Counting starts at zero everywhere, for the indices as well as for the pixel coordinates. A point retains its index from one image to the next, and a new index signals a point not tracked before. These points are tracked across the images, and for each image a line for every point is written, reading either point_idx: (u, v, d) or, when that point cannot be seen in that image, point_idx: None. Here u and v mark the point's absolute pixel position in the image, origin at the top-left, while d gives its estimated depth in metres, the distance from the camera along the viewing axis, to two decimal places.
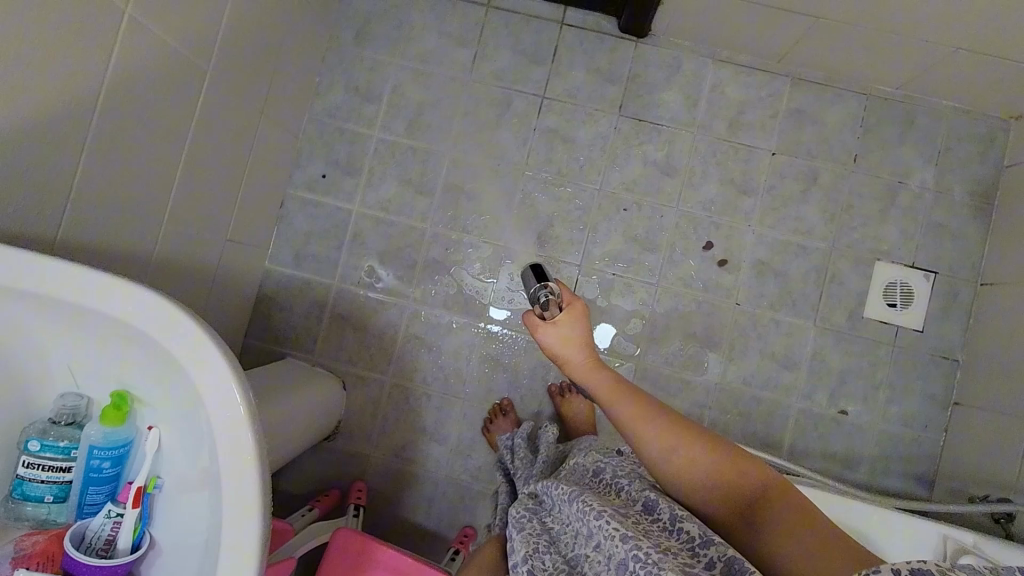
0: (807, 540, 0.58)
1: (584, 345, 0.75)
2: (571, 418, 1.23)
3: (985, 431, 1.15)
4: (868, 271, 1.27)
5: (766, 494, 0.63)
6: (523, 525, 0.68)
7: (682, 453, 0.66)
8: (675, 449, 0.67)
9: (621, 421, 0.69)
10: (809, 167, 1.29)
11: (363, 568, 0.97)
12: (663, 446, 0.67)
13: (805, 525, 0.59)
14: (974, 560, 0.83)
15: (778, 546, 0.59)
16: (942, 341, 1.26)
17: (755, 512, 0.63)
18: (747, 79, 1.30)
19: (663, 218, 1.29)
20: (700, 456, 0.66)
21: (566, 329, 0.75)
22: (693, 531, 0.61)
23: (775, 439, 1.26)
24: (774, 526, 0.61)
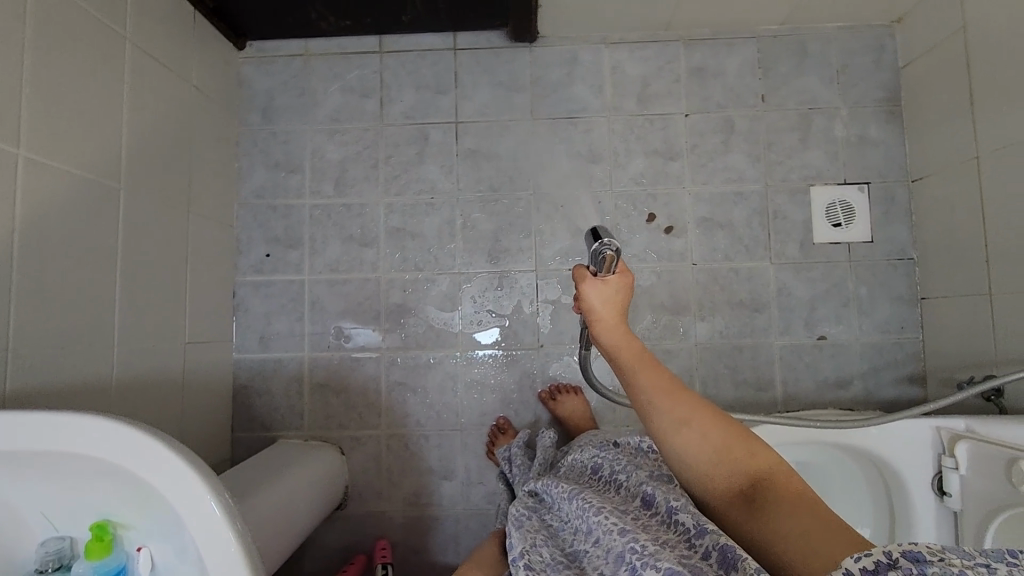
0: (810, 526, 0.54)
1: (619, 307, 0.74)
2: (567, 419, 1.25)
3: (955, 317, 1.18)
4: (806, 199, 1.31)
5: (775, 477, 0.59)
6: (526, 525, 0.71)
7: (695, 423, 0.64)
8: (688, 417, 0.64)
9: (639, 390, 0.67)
10: (722, 118, 1.33)
11: None
12: (677, 415, 0.64)
13: (812, 511, 0.55)
14: (969, 446, 0.86)
15: (777, 530, 0.55)
16: (893, 245, 1.29)
17: (759, 493, 0.59)
18: (642, 52, 1.34)
19: (601, 204, 1.32)
20: (712, 428, 0.63)
21: (609, 287, 0.73)
22: (687, 520, 0.61)
23: (766, 382, 1.28)
24: (777, 508, 0.57)
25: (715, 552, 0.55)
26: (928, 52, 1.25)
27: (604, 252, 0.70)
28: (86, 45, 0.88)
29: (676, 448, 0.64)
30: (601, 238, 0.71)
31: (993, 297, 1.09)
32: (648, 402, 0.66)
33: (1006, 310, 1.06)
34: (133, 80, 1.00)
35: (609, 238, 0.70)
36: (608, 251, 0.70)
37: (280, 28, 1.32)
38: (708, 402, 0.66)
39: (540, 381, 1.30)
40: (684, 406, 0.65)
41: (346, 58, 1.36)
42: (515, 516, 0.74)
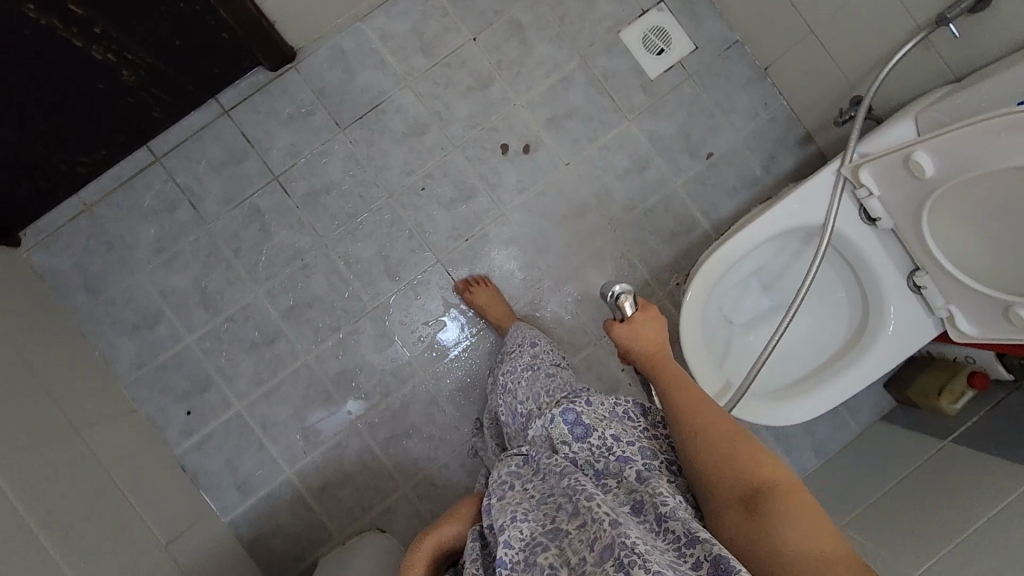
0: (810, 544, 0.54)
1: (653, 342, 0.78)
2: (482, 307, 1.22)
3: (799, 67, 1.21)
4: (622, 46, 1.29)
5: (778, 491, 0.59)
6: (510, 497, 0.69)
7: (710, 426, 0.66)
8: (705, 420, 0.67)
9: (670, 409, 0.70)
10: (506, 20, 1.28)
11: None
12: (696, 422, 0.67)
13: (815, 532, 0.55)
14: (873, 166, 0.83)
15: (772, 538, 0.56)
16: (716, 38, 1.30)
17: (759, 499, 0.59)
18: (396, 6, 1.26)
19: (454, 165, 1.27)
20: (727, 435, 0.65)
21: (647, 319, 0.79)
22: (678, 529, 0.59)
23: (691, 221, 1.29)
24: (778, 518, 0.56)
25: (706, 563, 0.55)
26: None
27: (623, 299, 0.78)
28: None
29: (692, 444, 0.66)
30: (618, 288, 0.78)
31: (813, 31, 1.12)
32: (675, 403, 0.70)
33: (829, 35, 1.09)
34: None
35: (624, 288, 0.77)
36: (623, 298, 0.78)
37: (39, 197, 1.17)
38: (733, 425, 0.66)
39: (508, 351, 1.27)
40: (706, 412, 0.67)
41: (128, 186, 1.23)
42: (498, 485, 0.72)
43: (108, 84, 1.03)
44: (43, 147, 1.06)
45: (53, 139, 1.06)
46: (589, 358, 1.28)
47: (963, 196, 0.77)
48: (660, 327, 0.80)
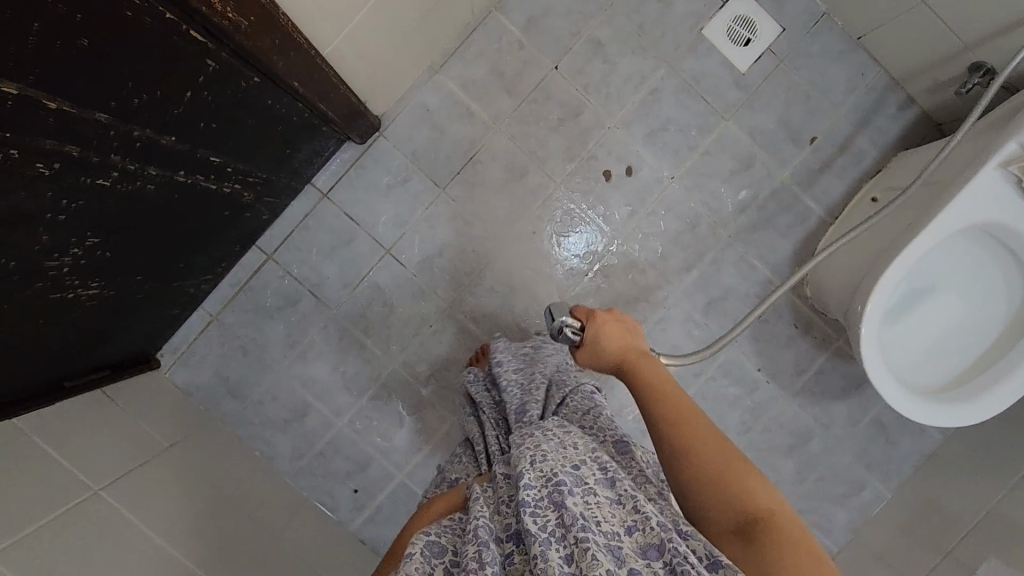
0: None
1: (627, 345, 0.74)
2: None
3: (902, 37, 1.15)
4: (707, 44, 1.23)
5: (777, 522, 0.54)
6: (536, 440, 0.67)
7: (696, 439, 0.60)
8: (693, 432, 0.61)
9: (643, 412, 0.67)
10: (585, 41, 1.22)
11: None
12: (680, 433, 0.61)
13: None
14: None
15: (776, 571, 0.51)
16: (803, 14, 1.23)
17: (755, 534, 0.53)
18: (469, 50, 1.21)
19: (558, 202, 1.25)
20: (717, 453, 0.59)
21: (605, 324, 0.75)
22: (699, 548, 0.55)
23: (804, 210, 1.27)
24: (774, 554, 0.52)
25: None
26: None
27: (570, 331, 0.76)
28: (81, 538, 0.76)
29: (683, 461, 0.59)
30: (565, 318, 0.76)
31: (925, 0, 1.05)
32: (657, 413, 0.64)
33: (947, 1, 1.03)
34: (137, 511, 0.86)
35: (567, 320, 0.75)
36: (570, 326, 0.75)
37: (173, 323, 1.18)
38: (718, 431, 0.62)
39: None
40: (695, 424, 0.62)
41: (248, 289, 1.23)
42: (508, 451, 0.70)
43: (231, 209, 1.00)
44: (178, 282, 1.05)
45: (185, 273, 1.05)
46: (724, 364, 1.29)
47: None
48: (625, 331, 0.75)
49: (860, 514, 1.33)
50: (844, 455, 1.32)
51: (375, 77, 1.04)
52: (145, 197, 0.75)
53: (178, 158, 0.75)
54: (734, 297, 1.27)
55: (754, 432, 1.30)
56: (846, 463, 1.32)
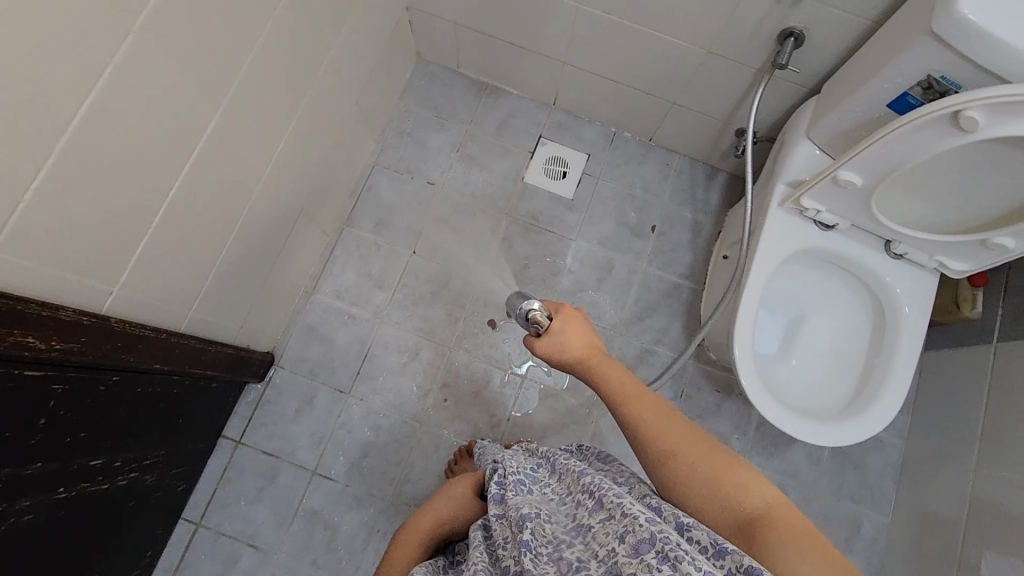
0: (817, 562, 0.49)
1: (590, 338, 0.72)
2: None
3: (679, 131, 1.36)
4: (533, 187, 1.42)
5: (772, 512, 0.55)
6: (527, 495, 0.66)
7: (680, 445, 0.62)
8: (675, 438, 0.62)
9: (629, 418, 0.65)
10: (431, 223, 1.38)
11: None
12: (669, 443, 0.62)
13: (828, 556, 0.50)
14: (813, 198, 0.96)
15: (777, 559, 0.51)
16: (600, 140, 1.45)
17: (756, 526, 0.54)
18: (335, 266, 1.35)
19: (459, 363, 1.31)
20: (709, 456, 0.61)
21: (572, 320, 0.73)
22: (704, 538, 0.53)
23: (675, 286, 1.38)
24: (788, 546, 0.51)
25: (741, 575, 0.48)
26: (458, 52, 1.40)
27: (537, 316, 0.73)
28: None
29: (677, 465, 0.61)
30: (533, 304, 0.73)
31: (676, 104, 1.27)
32: (639, 418, 0.65)
33: (691, 99, 1.24)
34: None
35: (537, 303, 0.73)
36: (538, 313, 0.73)
37: None
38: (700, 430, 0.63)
39: None
40: (681, 430, 0.63)
41: (185, 567, 1.18)
42: (503, 492, 0.68)
43: (135, 496, 1.00)
44: None
45: None
46: None
47: (907, 182, 0.87)
48: (586, 327, 0.73)
49: (875, 552, 1.26)
50: (825, 495, 1.29)
51: (246, 322, 1.13)
52: (25, 528, 0.75)
53: (52, 477, 0.77)
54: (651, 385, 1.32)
55: None
56: (833, 504, 1.28)
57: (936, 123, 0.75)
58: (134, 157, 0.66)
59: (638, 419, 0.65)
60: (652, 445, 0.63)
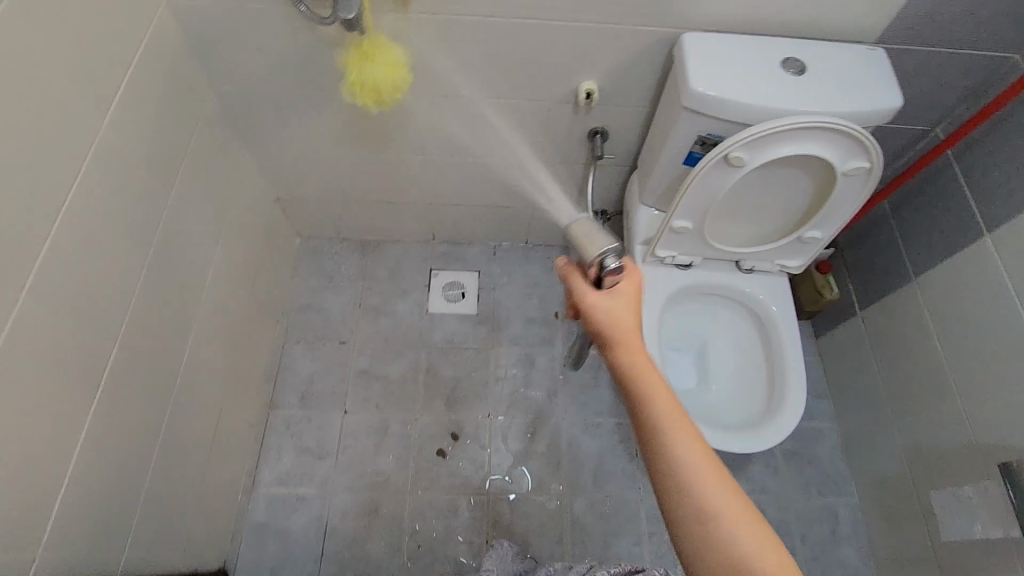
0: None
1: (620, 314, 0.64)
2: None
3: (546, 228, 1.55)
4: (439, 315, 1.52)
5: None
6: None
7: (702, 487, 0.54)
8: (697, 477, 0.55)
9: (653, 416, 0.58)
10: (355, 379, 1.42)
11: None
12: (698, 470, 0.55)
13: None
14: (664, 249, 1.13)
15: None
16: (484, 256, 1.60)
17: None
18: (271, 453, 1.33)
19: (421, 504, 1.29)
20: (741, 519, 0.53)
21: (630, 281, 0.65)
22: None
23: (594, 359, 1.48)
24: None
25: None
26: (334, 222, 1.53)
27: (603, 270, 0.63)
28: None
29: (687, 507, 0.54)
30: (609, 255, 0.62)
31: (534, 208, 1.46)
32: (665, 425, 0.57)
33: (544, 201, 1.43)
34: None
35: (617, 258, 0.62)
36: (612, 264, 0.62)
37: None
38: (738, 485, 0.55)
39: None
40: (715, 478, 0.55)
41: None
42: None
43: None
44: None
45: None
46: (650, 514, 1.31)
47: (723, 214, 1.06)
48: (620, 304, 0.65)
49: (862, 536, 1.31)
50: (798, 499, 1.35)
51: (188, 543, 1.07)
52: None
53: None
54: (607, 456, 1.37)
55: None
56: (807, 504, 1.34)
57: (718, 167, 0.94)
58: (36, 411, 0.67)
59: (667, 437, 0.57)
60: (665, 469, 0.56)
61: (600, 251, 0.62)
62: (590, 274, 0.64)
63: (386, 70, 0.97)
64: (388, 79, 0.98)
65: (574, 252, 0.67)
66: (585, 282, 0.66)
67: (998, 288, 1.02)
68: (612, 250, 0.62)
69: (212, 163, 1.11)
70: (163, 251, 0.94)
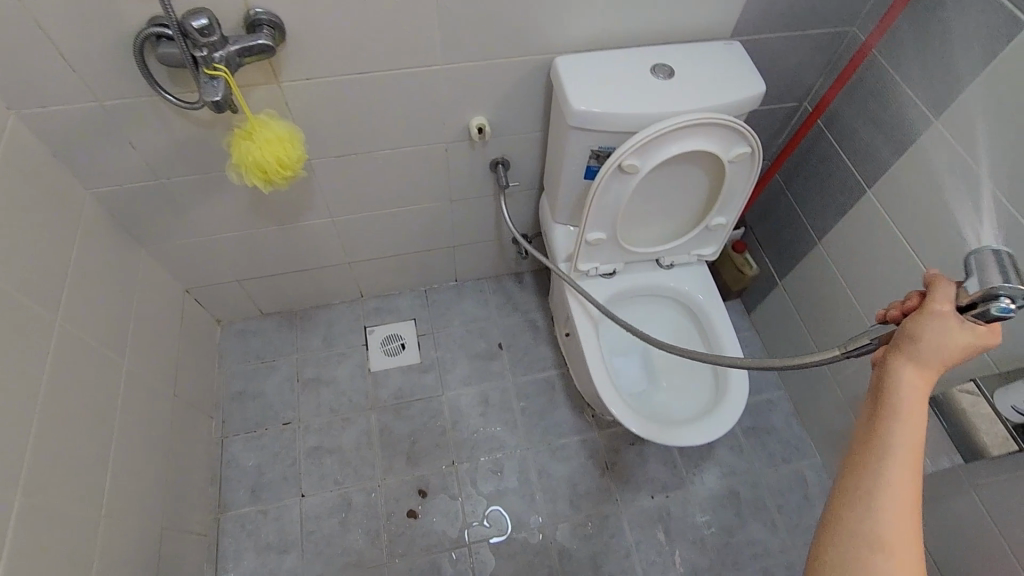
0: None
1: (958, 353, 0.54)
2: None
3: (471, 263, 1.55)
4: (382, 371, 1.47)
5: None
6: None
7: (895, 497, 0.52)
8: (896, 486, 0.53)
9: (893, 421, 0.55)
10: (305, 458, 1.35)
11: None
12: (899, 498, 0.52)
13: None
14: (585, 262, 1.15)
15: None
16: (416, 302, 1.58)
17: None
18: (229, 560, 1.23)
19: (400, 574, 1.23)
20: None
21: (961, 334, 0.54)
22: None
23: (546, 380, 1.48)
24: None
25: None
26: (254, 301, 1.47)
27: (983, 305, 0.53)
28: None
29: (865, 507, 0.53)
30: (1005, 293, 0.52)
31: (455, 245, 1.46)
32: (902, 443, 0.54)
33: (463, 237, 1.43)
34: None
35: (1013, 303, 0.52)
36: (1003, 301, 0.52)
37: None
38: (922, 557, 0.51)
39: None
40: (916, 518, 0.52)
41: None
42: None
43: None
44: None
45: None
46: (632, 522, 1.31)
47: (631, 219, 1.09)
48: (964, 346, 0.54)
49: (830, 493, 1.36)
50: (765, 472, 1.38)
51: None
52: None
53: None
54: (578, 475, 1.36)
55: (707, 534, 1.30)
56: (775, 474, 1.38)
57: (614, 176, 0.97)
58: None
59: (898, 423, 0.54)
60: (867, 459, 0.55)
61: (992, 288, 0.53)
62: (964, 300, 0.55)
63: (267, 145, 0.91)
64: (270, 154, 0.91)
65: (974, 277, 0.57)
66: (951, 296, 0.56)
67: (887, 237, 1.10)
68: (1012, 297, 0.52)
69: (100, 271, 1.04)
70: (48, 376, 0.86)
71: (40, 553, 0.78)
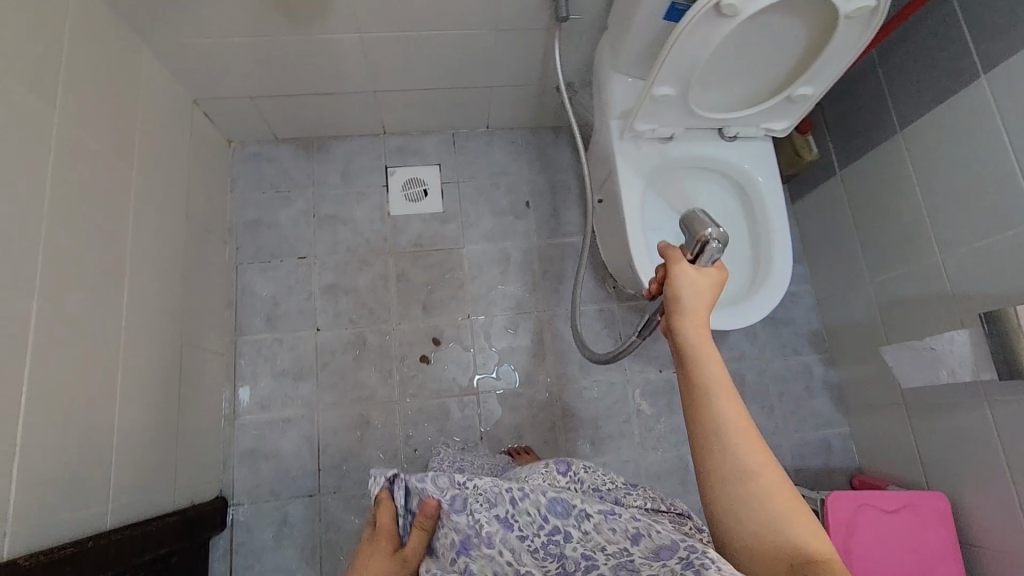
0: None
1: (704, 292, 0.64)
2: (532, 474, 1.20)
3: (507, 109, 1.40)
4: (402, 216, 1.40)
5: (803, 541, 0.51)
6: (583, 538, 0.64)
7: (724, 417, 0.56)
8: (723, 410, 0.57)
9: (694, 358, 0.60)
10: (321, 294, 1.34)
11: (852, 526, 1.06)
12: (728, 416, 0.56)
13: None
14: (644, 122, 1.03)
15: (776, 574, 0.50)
16: (442, 147, 1.46)
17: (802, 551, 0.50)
18: (246, 379, 1.27)
19: (410, 411, 1.28)
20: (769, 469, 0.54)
21: (700, 273, 0.65)
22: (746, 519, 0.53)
23: (570, 246, 1.42)
24: None
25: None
26: (268, 123, 1.35)
27: (704, 251, 0.64)
28: None
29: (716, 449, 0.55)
30: (711, 230, 0.64)
31: (493, 86, 1.31)
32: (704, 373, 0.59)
33: (503, 78, 1.27)
34: None
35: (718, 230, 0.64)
36: (713, 234, 0.63)
37: None
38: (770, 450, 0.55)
39: (595, 460, 1.30)
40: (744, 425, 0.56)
41: None
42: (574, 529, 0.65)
43: None
44: None
45: None
46: (637, 392, 1.34)
47: (707, 76, 0.95)
48: (707, 287, 0.65)
49: (833, 387, 1.39)
50: (774, 361, 1.40)
51: (175, 483, 1.05)
52: None
53: None
54: (590, 342, 1.36)
55: None
56: (783, 364, 1.40)
57: (704, 19, 0.82)
58: None
59: (698, 356, 0.60)
60: (698, 415, 0.57)
61: (705, 234, 0.64)
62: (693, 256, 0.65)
63: None
64: None
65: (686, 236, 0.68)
66: (681, 256, 0.66)
67: (989, 134, 0.97)
68: (716, 234, 0.64)
69: (98, 65, 0.92)
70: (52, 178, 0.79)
71: (62, 358, 0.78)
